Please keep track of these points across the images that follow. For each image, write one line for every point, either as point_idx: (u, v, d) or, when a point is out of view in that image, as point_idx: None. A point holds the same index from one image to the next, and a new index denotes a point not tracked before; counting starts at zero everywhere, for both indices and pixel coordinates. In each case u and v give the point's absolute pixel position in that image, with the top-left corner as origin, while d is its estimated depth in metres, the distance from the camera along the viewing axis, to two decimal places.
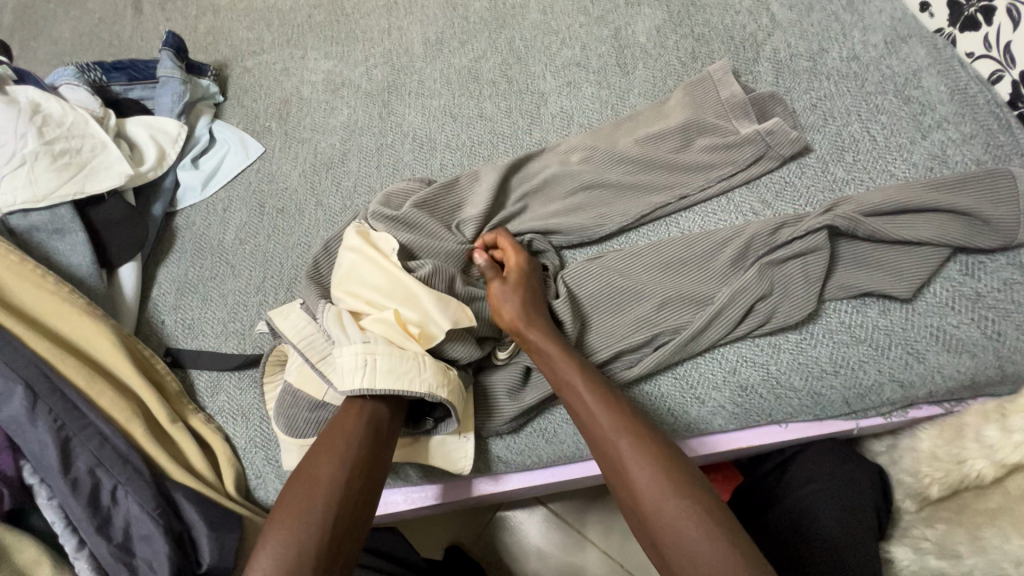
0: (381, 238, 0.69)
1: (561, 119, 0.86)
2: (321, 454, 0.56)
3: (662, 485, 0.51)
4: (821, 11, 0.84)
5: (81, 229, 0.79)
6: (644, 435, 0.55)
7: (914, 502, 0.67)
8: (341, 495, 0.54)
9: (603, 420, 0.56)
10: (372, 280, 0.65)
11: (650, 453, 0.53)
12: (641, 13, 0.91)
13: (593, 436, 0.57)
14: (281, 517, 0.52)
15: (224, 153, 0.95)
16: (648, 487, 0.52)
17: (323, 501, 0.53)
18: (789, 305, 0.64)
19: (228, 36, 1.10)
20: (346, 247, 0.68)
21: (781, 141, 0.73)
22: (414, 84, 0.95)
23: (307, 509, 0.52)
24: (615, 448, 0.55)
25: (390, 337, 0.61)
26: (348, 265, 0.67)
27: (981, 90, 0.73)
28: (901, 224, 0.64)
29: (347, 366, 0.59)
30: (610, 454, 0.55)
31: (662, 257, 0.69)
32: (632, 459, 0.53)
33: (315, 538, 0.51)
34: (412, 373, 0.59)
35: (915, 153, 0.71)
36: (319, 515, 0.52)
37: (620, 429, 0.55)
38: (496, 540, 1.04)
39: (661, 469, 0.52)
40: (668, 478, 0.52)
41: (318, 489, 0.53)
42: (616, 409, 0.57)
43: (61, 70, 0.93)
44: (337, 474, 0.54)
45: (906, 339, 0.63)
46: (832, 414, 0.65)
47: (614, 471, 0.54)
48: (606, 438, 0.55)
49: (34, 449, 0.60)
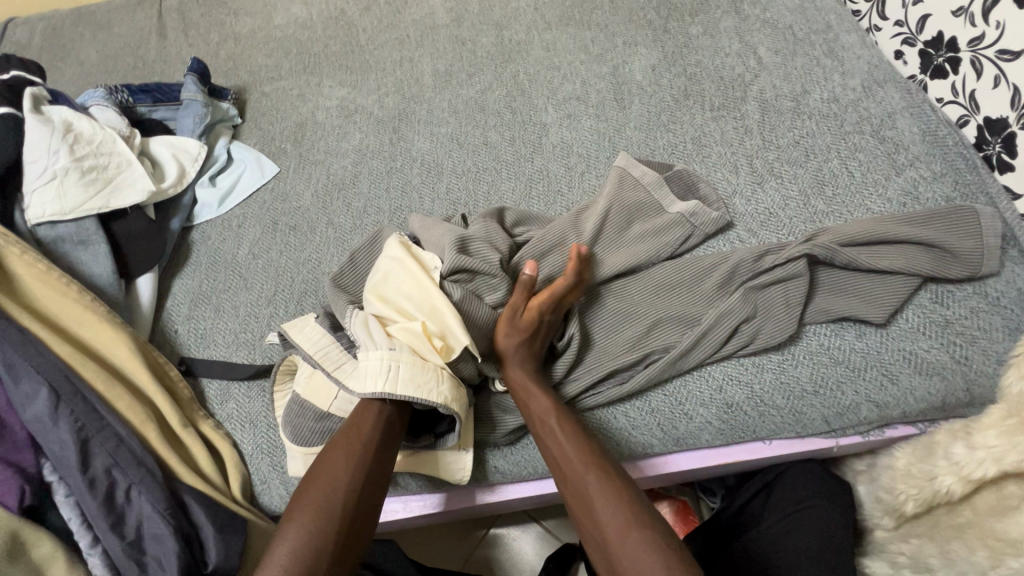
0: (418, 252, 0.74)
1: (562, 149, 0.91)
2: (337, 456, 0.59)
3: (614, 504, 0.56)
4: (804, 56, 0.91)
5: (103, 241, 0.83)
6: (612, 473, 0.58)
7: (891, 518, 0.70)
8: (355, 495, 0.58)
9: (574, 456, 0.60)
10: (405, 290, 0.70)
11: (615, 489, 0.57)
12: (637, 53, 0.98)
13: (563, 472, 0.60)
14: (300, 515, 0.55)
15: (241, 172, 1.01)
16: (614, 524, 0.54)
17: (338, 501, 0.57)
18: (771, 327, 0.68)
19: (247, 63, 1.17)
20: (386, 256, 0.73)
21: (703, 220, 0.77)
22: (424, 113, 1.01)
23: (327, 505, 0.56)
24: (583, 485, 0.58)
25: (415, 347, 0.64)
26: (385, 272, 0.72)
27: (949, 132, 0.78)
28: (875, 254, 0.68)
29: (371, 370, 0.63)
30: (579, 490, 0.58)
31: (653, 280, 0.74)
32: (598, 495, 0.57)
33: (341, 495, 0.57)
34: (430, 383, 0.63)
35: (889, 189, 0.77)
36: (334, 515, 0.56)
37: (589, 465, 0.59)
38: (490, 555, 1.06)
39: (626, 504, 0.55)
40: (632, 513, 0.55)
41: (335, 489, 0.57)
42: (587, 447, 0.61)
43: (91, 91, 0.98)
44: (353, 475, 0.58)
45: (881, 362, 0.67)
46: (812, 432, 0.69)
47: (583, 508, 0.57)
48: (573, 472, 0.59)
49: (56, 448, 0.63)
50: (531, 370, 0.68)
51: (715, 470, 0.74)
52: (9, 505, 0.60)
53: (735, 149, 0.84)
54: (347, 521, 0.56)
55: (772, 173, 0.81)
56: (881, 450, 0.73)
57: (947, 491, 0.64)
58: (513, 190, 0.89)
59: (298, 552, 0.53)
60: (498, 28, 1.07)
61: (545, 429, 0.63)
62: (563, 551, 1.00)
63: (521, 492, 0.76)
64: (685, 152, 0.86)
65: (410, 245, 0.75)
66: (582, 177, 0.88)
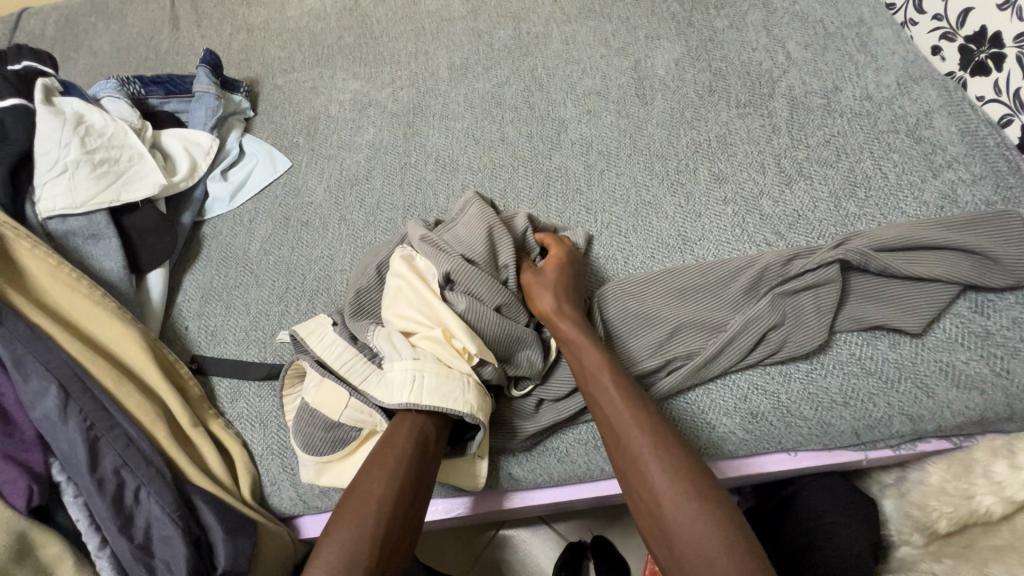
0: (422, 261, 0.72)
1: (580, 146, 0.88)
2: (374, 465, 0.58)
3: (669, 478, 0.52)
4: (835, 51, 0.87)
5: (114, 236, 0.82)
6: (668, 441, 0.55)
7: (921, 535, 0.67)
8: (392, 505, 0.56)
9: (632, 425, 0.57)
10: (419, 301, 0.68)
11: (672, 459, 0.53)
12: (660, 47, 0.94)
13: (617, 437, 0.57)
14: (338, 522, 0.55)
15: (252, 166, 0.99)
16: (673, 495, 0.51)
17: (375, 510, 0.56)
18: (801, 335, 0.65)
19: (260, 55, 1.15)
20: (392, 272, 0.71)
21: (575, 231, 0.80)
22: (439, 107, 0.99)
23: (364, 517, 0.55)
24: (637, 453, 0.55)
25: (439, 355, 0.64)
26: (395, 288, 0.70)
27: (990, 132, 0.75)
28: (911, 260, 0.65)
29: (398, 382, 0.63)
30: (632, 458, 0.55)
31: (677, 283, 0.71)
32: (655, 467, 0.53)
33: (377, 507, 0.56)
34: (456, 392, 0.62)
35: (925, 192, 0.73)
36: (370, 523, 0.55)
37: (643, 429, 0.56)
38: (500, 558, 1.05)
39: (685, 478, 0.52)
40: (693, 488, 0.51)
41: (369, 502, 0.56)
42: (643, 412, 0.57)
43: (104, 82, 0.97)
44: (391, 484, 0.57)
45: (916, 373, 0.64)
46: (842, 444, 0.66)
47: (637, 477, 0.54)
48: (626, 440, 0.56)
49: (65, 448, 0.62)
50: (582, 327, 0.66)
51: (743, 480, 0.70)
52: (17, 506, 0.59)
53: (762, 149, 0.81)
54: (383, 533, 0.55)
55: (800, 173, 0.78)
56: (912, 465, 0.70)
57: (985, 510, 0.62)
58: (530, 188, 0.87)
59: (334, 559, 0.53)
60: (516, 20, 1.04)
61: (601, 393, 0.60)
62: (573, 555, 1.02)
63: (535, 499, 0.73)
64: (709, 150, 0.83)
65: (412, 254, 0.73)
66: (601, 174, 0.85)
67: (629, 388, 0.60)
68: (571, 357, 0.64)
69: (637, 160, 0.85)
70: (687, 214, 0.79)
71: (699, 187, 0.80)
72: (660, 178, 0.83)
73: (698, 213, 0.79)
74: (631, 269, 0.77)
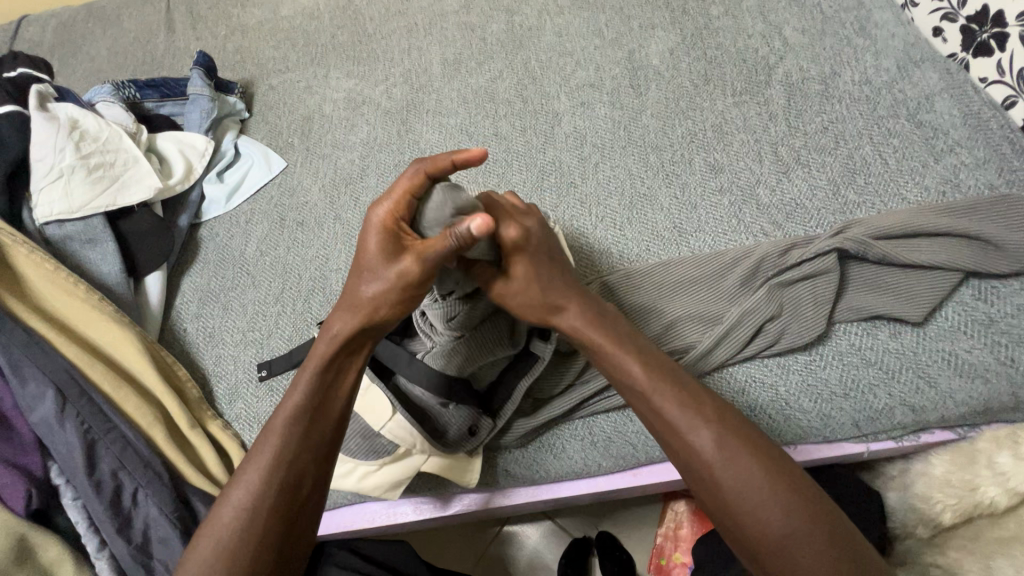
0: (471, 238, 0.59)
1: (575, 138, 0.88)
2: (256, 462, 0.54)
3: (742, 477, 0.49)
4: (833, 35, 0.85)
5: (111, 240, 0.83)
6: (750, 444, 0.51)
7: (925, 528, 0.65)
8: (280, 490, 0.53)
9: (685, 422, 0.52)
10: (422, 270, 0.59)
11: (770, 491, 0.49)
12: (655, 36, 0.93)
13: (673, 431, 0.53)
14: (227, 509, 0.53)
15: (248, 168, 0.99)
16: (779, 534, 0.48)
17: (257, 492, 0.53)
18: (798, 326, 0.64)
19: (255, 56, 1.15)
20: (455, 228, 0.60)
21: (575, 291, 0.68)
22: (432, 103, 0.98)
23: (249, 518, 0.52)
24: (723, 486, 0.50)
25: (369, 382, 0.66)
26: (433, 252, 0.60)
27: (993, 115, 0.73)
28: (911, 248, 0.64)
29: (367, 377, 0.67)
30: (717, 487, 0.50)
31: (672, 276, 0.70)
32: (723, 467, 0.50)
33: (266, 513, 0.52)
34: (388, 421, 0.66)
35: (926, 178, 0.72)
36: (257, 526, 0.52)
37: (727, 458, 0.50)
38: (503, 554, 1.05)
39: (762, 473, 0.49)
40: (774, 483, 0.49)
41: (268, 489, 0.53)
42: (706, 409, 0.53)
43: (99, 87, 0.98)
44: (274, 464, 0.54)
45: (917, 363, 0.63)
46: (841, 437, 0.64)
47: (729, 508, 0.50)
48: (692, 449, 0.51)
49: (62, 451, 0.63)
50: (584, 303, 0.59)
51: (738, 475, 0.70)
52: (16, 509, 0.60)
53: (758, 137, 0.80)
54: (271, 513, 0.52)
55: (798, 161, 0.77)
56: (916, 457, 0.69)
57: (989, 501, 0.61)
58: (524, 182, 0.86)
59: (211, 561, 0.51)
60: (509, 13, 1.03)
61: (666, 422, 0.53)
62: (576, 552, 1.02)
63: (535, 496, 0.73)
64: (705, 141, 0.82)
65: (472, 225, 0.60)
66: (596, 167, 0.84)
67: (704, 406, 0.53)
68: (601, 362, 0.57)
69: (632, 152, 0.84)
70: (682, 205, 0.78)
71: (694, 178, 0.79)
72: (655, 170, 0.81)
73: (695, 204, 0.78)
74: (626, 260, 0.76)
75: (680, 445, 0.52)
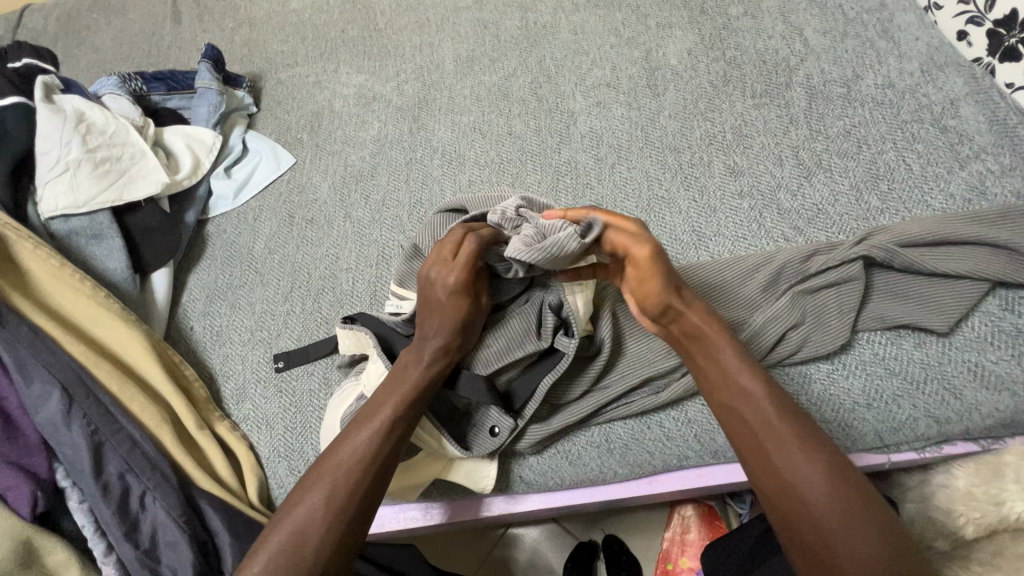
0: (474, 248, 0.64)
1: (590, 139, 0.86)
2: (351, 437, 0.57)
3: (820, 490, 0.48)
4: (855, 38, 0.84)
5: (118, 236, 0.81)
6: (834, 462, 0.50)
7: (947, 541, 0.64)
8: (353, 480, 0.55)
9: (778, 424, 0.52)
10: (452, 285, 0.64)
11: (872, 531, 0.47)
12: (672, 36, 0.91)
13: (760, 433, 0.52)
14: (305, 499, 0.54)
15: (256, 164, 0.97)
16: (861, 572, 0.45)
17: (341, 487, 0.54)
18: (822, 334, 0.63)
19: (263, 49, 1.13)
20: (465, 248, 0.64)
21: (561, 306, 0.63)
22: (445, 100, 0.96)
23: (330, 505, 0.53)
24: (816, 512, 0.48)
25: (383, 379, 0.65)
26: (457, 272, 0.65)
27: (1021, 121, 0.72)
28: (938, 256, 0.63)
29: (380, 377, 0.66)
30: (806, 511, 0.48)
31: (692, 281, 0.69)
32: (806, 473, 0.49)
33: (342, 498, 0.54)
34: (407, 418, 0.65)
35: (951, 184, 0.70)
36: (337, 505, 0.54)
37: (825, 486, 0.48)
38: (510, 558, 1.03)
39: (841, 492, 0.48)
40: (850, 504, 0.48)
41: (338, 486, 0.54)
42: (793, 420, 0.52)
43: (105, 79, 0.96)
44: (364, 446, 0.56)
45: (943, 374, 0.61)
46: (863, 448, 0.63)
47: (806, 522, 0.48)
48: (782, 454, 0.51)
49: (68, 452, 0.62)
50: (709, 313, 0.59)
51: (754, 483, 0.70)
52: (21, 512, 0.59)
53: (779, 140, 0.79)
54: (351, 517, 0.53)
55: (820, 165, 0.75)
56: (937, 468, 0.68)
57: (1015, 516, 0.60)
58: (539, 183, 0.84)
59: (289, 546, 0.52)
60: (524, 10, 1.01)
61: (771, 436, 0.52)
62: (584, 556, 1.01)
63: (548, 501, 0.72)
64: (724, 143, 0.80)
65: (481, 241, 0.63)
66: (613, 168, 0.83)
67: (806, 433, 0.51)
68: (703, 364, 0.58)
69: (650, 153, 0.82)
70: (701, 208, 0.77)
71: (714, 181, 0.78)
72: (673, 172, 0.80)
73: (714, 208, 0.76)
74: None
75: (768, 448, 0.52)
